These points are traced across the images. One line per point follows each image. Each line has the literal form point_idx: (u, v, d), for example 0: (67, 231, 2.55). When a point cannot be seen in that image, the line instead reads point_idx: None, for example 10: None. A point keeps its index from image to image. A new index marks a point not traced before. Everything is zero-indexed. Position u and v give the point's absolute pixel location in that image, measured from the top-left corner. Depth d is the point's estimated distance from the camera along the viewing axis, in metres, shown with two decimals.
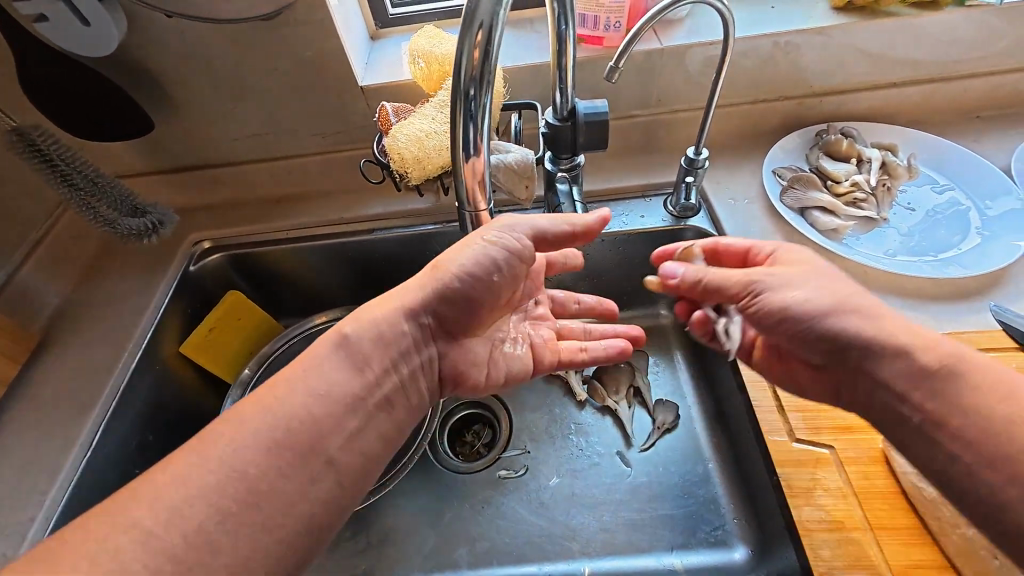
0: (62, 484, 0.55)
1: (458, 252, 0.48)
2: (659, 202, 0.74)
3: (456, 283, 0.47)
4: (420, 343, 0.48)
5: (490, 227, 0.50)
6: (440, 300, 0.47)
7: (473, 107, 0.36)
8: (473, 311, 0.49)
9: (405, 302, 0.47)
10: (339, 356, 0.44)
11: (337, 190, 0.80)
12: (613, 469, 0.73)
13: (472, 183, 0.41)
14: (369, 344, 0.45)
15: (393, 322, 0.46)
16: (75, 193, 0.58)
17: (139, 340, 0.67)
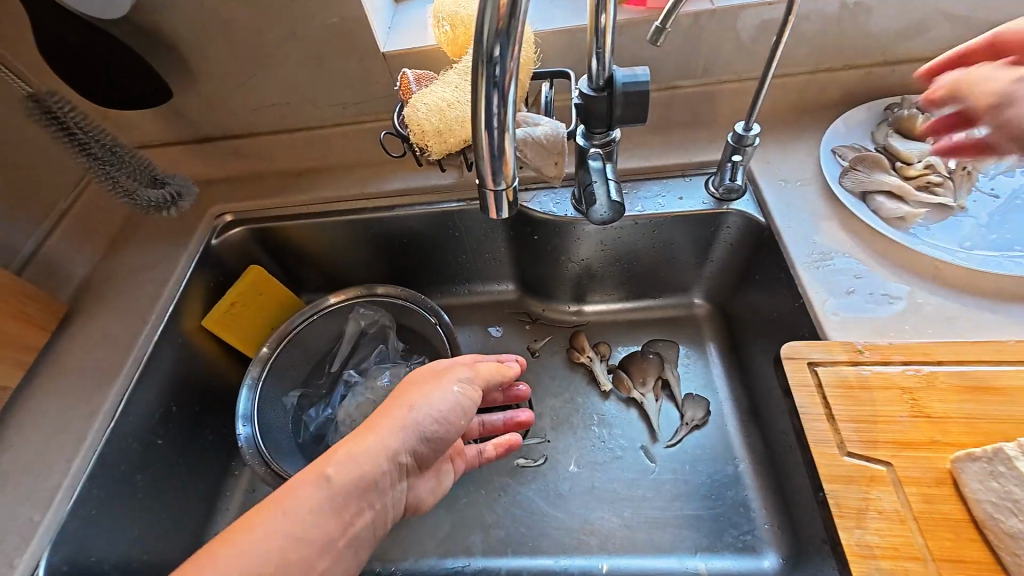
0: (87, 453, 0.56)
1: (432, 398, 0.47)
2: (700, 182, 0.68)
3: (432, 429, 0.46)
4: (392, 483, 0.45)
5: (456, 373, 0.51)
6: (420, 441, 0.46)
7: (499, 72, 0.31)
8: (437, 453, 0.48)
9: (387, 448, 0.43)
10: (323, 505, 0.40)
11: (359, 164, 0.77)
12: (637, 464, 0.70)
13: (499, 165, 0.36)
14: (350, 485, 0.41)
15: (374, 466, 0.43)
16: (94, 162, 0.56)
17: (162, 312, 0.66)
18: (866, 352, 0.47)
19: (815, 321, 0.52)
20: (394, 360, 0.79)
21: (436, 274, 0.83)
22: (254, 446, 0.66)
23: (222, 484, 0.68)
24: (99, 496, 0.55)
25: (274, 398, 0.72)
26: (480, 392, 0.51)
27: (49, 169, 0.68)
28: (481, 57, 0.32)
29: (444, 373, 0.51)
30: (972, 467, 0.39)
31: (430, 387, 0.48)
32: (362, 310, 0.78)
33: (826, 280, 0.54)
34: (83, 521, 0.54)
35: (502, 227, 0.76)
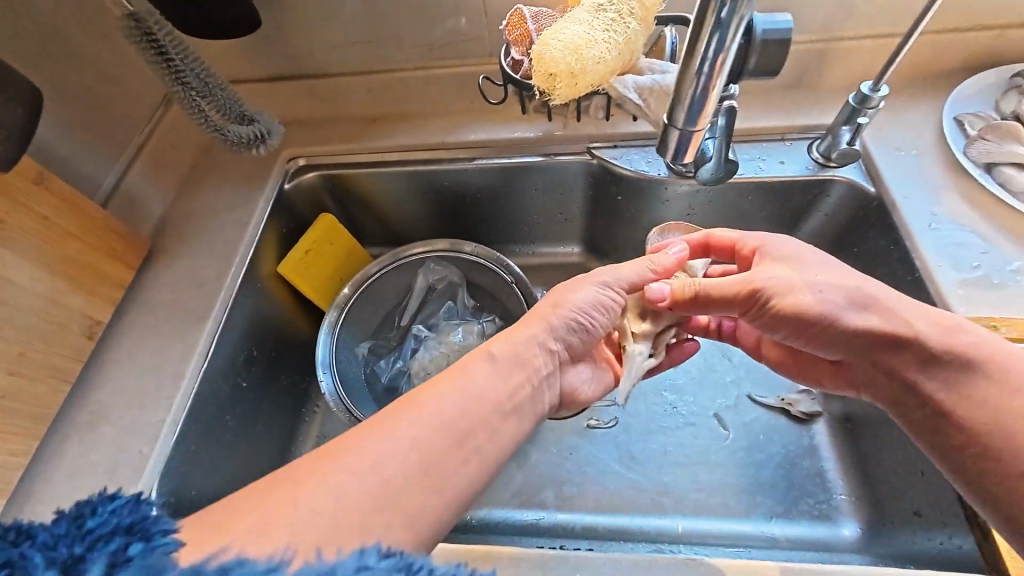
0: (184, 391, 0.56)
1: (579, 291, 0.50)
2: (803, 147, 0.65)
3: (581, 320, 0.50)
4: (550, 372, 0.49)
5: (601, 276, 0.51)
6: (567, 331, 0.50)
7: (726, 14, 0.35)
8: (586, 343, 0.52)
9: (535, 339, 0.48)
10: (455, 403, 0.41)
11: (436, 111, 0.74)
12: (710, 431, 0.70)
13: (701, 106, 0.41)
14: (514, 357, 0.46)
15: (530, 351, 0.47)
16: (187, 93, 0.55)
17: (243, 255, 0.65)
18: (1002, 329, 0.46)
19: (935, 295, 0.51)
20: (464, 316, 0.76)
21: (501, 233, 0.80)
22: (335, 393, 0.66)
23: (298, 430, 0.69)
24: (197, 433, 0.56)
25: (347, 347, 0.70)
26: (629, 284, 0.52)
27: (126, 101, 0.65)
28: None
29: (582, 278, 0.51)
30: None
31: (570, 286, 0.51)
32: (433, 265, 0.75)
33: (950, 254, 0.52)
34: (184, 456, 0.54)
35: (582, 186, 0.72)
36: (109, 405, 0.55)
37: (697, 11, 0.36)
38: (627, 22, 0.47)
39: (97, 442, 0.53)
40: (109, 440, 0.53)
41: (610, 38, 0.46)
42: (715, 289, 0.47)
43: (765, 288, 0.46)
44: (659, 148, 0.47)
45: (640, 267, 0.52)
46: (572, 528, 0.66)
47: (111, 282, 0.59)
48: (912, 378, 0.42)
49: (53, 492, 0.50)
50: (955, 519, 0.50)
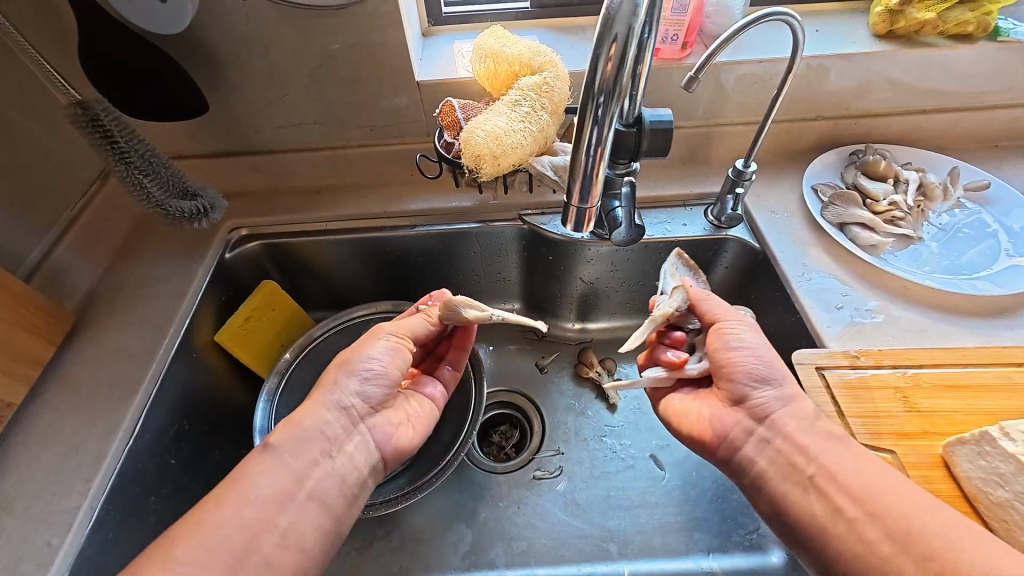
0: (106, 472, 0.53)
1: (370, 347, 0.55)
2: (700, 212, 0.76)
3: (367, 373, 0.54)
4: (349, 431, 0.52)
5: (384, 328, 0.58)
6: (362, 382, 0.54)
7: (601, 112, 0.44)
8: (386, 392, 0.55)
9: (323, 399, 0.52)
10: (270, 464, 0.46)
11: (380, 183, 0.79)
12: (648, 472, 0.74)
13: (587, 184, 0.48)
14: (292, 440, 0.49)
15: (314, 414, 0.50)
16: (130, 171, 0.56)
17: (180, 325, 0.65)
18: (862, 357, 0.54)
19: (812, 333, 0.60)
20: None
21: (445, 294, 0.85)
22: None
23: None
24: (118, 519, 0.52)
25: (289, 415, 0.69)
26: (407, 338, 0.58)
27: (62, 177, 0.66)
28: (589, 99, 0.44)
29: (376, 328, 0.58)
30: (961, 450, 0.45)
31: (364, 340, 0.56)
32: (377, 326, 0.77)
33: (818, 297, 0.63)
34: (100, 545, 0.50)
35: (516, 248, 0.80)
36: (15, 495, 0.51)
37: (579, 107, 0.44)
38: (540, 114, 0.56)
39: None
40: (13, 534, 0.49)
41: (526, 129, 0.54)
42: (709, 305, 0.56)
43: (736, 322, 0.54)
44: (562, 219, 0.54)
45: (417, 321, 0.61)
46: None
47: (30, 359, 0.57)
48: (795, 448, 0.47)
49: None
50: None
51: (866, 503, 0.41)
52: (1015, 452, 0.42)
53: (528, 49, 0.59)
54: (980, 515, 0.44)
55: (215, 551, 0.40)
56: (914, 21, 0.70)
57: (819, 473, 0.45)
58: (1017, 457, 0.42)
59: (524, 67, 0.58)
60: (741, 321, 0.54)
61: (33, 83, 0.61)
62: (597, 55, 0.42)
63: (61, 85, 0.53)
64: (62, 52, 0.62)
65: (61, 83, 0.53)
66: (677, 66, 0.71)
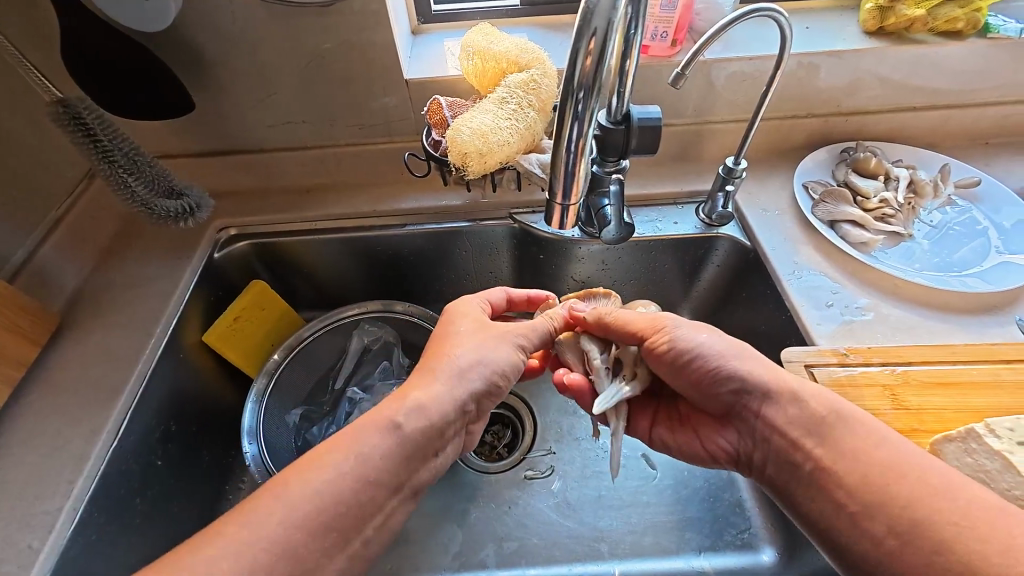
0: (89, 474, 0.52)
1: (485, 348, 0.51)
2: (691, 210, 0.76)
3: (491, 378, 0.51)
4: (457, 432, 0.49)
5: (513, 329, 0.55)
6: (481, 391, 0.50)
7: (582, 108, 0.43)
8: (494, 398, 0.53)
9: (454, 396, 0.48)
10: (395, 449, 0.43)
11: (370, 183, 0.79)
12: (639, 472, 0.74)
13: (570, 181, 0.48)
14: (420, 432, 0.45)
15: (446, 409, 0.47)
16: (113, 170, 0.56)
17: (167, 325, 0.64)
18: (851, 355, 0.54)
19: (802, 331, 0.60)
20: (400, 376, 0.79)
21: (438, 293, 0.85)
22: (263, 464, 0.64)
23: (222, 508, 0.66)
24: (100, 521, 0.52)
25: (279, 415, 0.70)
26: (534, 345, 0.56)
27: (46, 177, 0.65)
28: (570, 95, 0.43)
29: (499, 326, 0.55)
30: (949, 448, 0.45)
31: (492, 338, 0.53)
32: (368, 326, 0.78)
33: (808, 295, 0.63)
34: (82, 547, 0.50)
35: (508, 247, 0.79)
36: None
37: (560, 103, 0.44)
38: (527, 111, 0.55)
39: None
40: None
41: (513, 126, 0.54)
42: (624, 319, 0.55)
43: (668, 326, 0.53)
44: (546, 218, 0.54)
45: (543, 325, 0.58)
46: None
47: (14, 359, 0.56)
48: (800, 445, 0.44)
49: None
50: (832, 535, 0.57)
51: (865, 495, 0.39)
52: (1000, 449, 0.41)
53: (515, 47, 0.58)
54: None
55: (301, 529, 0.37)
56: (904, 18, 0.70)
57: (816, 466, 0.43)
58: (1003, 454, 0.41)
59: (511, 65, 0.58)
60: (673, 322, 0.53)
61: (15, 82, 0.61)
62: (578, 49, 0.41)
63: (40, 82, 0.52)
64: (45, 51, 0.62)
65: (40, 81, 0.52)
66: (667, 64, 0.70)
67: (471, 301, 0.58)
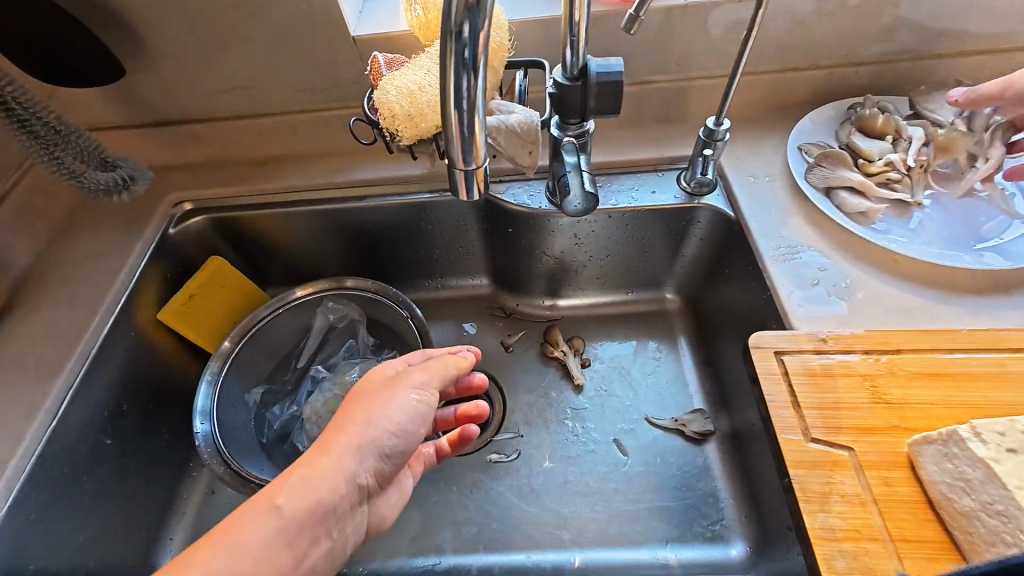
0: (24, 454, 0.52)
1: (384, 409, 0.47)
2: (672, 177, 0.69)
3: (391, 443, 0.46)
4: (353, 506, 0.45)
5: (413, 382, 0.50)
6: (380, 458, 0.46)
7: (468, 50, 0.33)
8: (398, 466, 0.48)
9: (344, 470, 0.43)
10: (273, 535, 0.39)
11: (328, 153, 0.75)
12: (609, 457, 0.70)
13: (469, 146, 0.37)
14: (307, 514, 0.41)
15: (333, 489, 0.42)
16: (36, 139, 0.53)
17: (113, 304, 0.63)
18: (830, 341, 0.48)
19: (781, 312, 0.54)
20: (364, 355, 0.77)
21: (407, 269, 0.82)
22: (212, 443, 0.63)
23: (180, 485, 0.66)
24: (38, 500, 0.52)
25: (236, 392, 0.69)
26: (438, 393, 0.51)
27: None
28: (450, 34, 0.33)
29: (400, 378, 0.51)
30: (927, 451, 0.40)
31: (387, 395, 0.48)
32: (330, 303, 0.75)
33: (792, 273, 0.56)
34: (18, 526, 0.50)
35: (475, 220, 0.75)
36: None
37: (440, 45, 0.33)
38: None
39: None
40: None
41: None
42: None
43: None
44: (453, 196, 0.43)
45: (445, 369, 0.53)
46: (469, 570, 0.64)
47: None
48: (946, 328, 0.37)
49: None
50: (789, 534, 0.55)
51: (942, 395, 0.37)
52: (985, 457, 0.36)
53: None
54: (942, 524, 0.39)
55: None
56: None
57: None
58: (986, 463, 0.36)
59: None
60: None
61: None
62: None
63: None
64: None
65: None
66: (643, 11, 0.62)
67: (386, 363, 0.54)
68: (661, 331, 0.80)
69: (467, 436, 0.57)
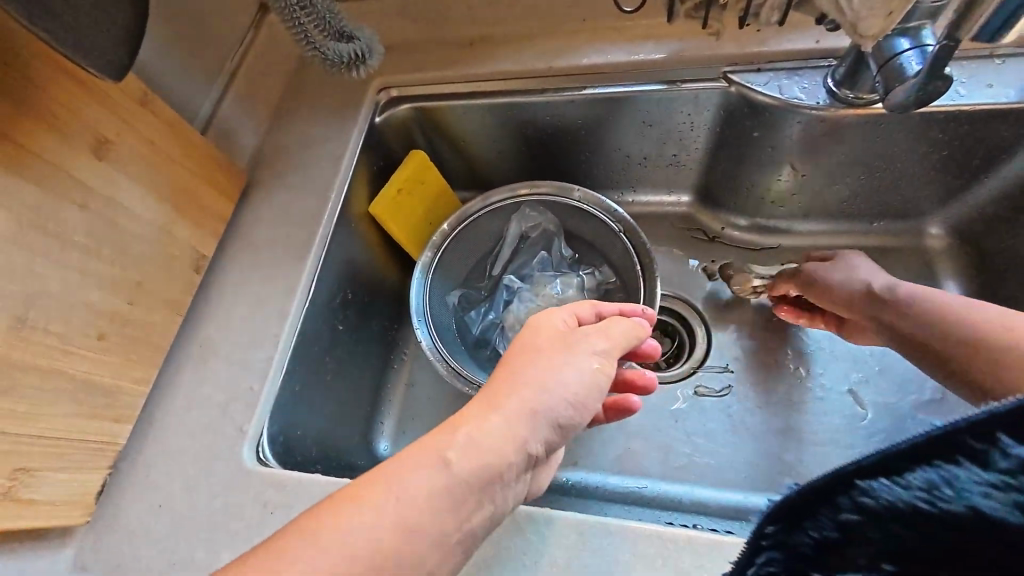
0: (288, 330, 0.55)
1: (558, 371, 0.40)
2: (1020, 66, 0.52)
3: (566, 415, 0.39)
4: (518, 476, 0.38)
5: (587, 343, 0.42)
6: (552, 429, 0.39)
7: None
8: (563, 439, 0.41)
9: (516, 436, 0.37)
10: (444, 493, 0.33)
11: (544, 31, 0.64)
12: (842, 409, 0.62)
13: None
14: (475, 476, 0.34)
15: (504, 454, 0.36)
16: (286, 2, 0.49)
17: (340, 193, 0.62)
18: None
19: None
20: (560, 269, 0.71)
21: (605, 176, 0.72)
22: (432, 342, 0.63)
23: (387, 376, 0.67)
24: (302, 374, 0.55)
25: (440, 295, 0.68)
26: (615, 364, 0.43)
27: (220, 22, 0.62)
28: None
29: (571, 340, 0.43)
30: None
31: (561, 352, 0.41)
32: (529, 210, 0.69)
33: None
34: (289, 395, 0.53)
35: (710, 119, 0.62)
36: (218, 339, 0.55)
37: None
38: None
39: (209, 377, 0.53)
40: (220, 374, 0.53)
41: None
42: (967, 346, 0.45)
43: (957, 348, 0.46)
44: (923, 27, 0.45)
45: (627, 328, 0.45)
46: (679, 502, 0.60)
47: (215, 213, 0.58)
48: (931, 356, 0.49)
49: (170, 423, 0.51)
50: None
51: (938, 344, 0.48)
52: None
53: None
54: None
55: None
56: None
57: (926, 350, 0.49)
58: None
59: None
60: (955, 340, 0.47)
61: None
62: None
63: None
64: None
65: None
66: None
67: (552, 314, 0.46)
68: (917, 272, 0.66)
69: (645, 384, 0.51)
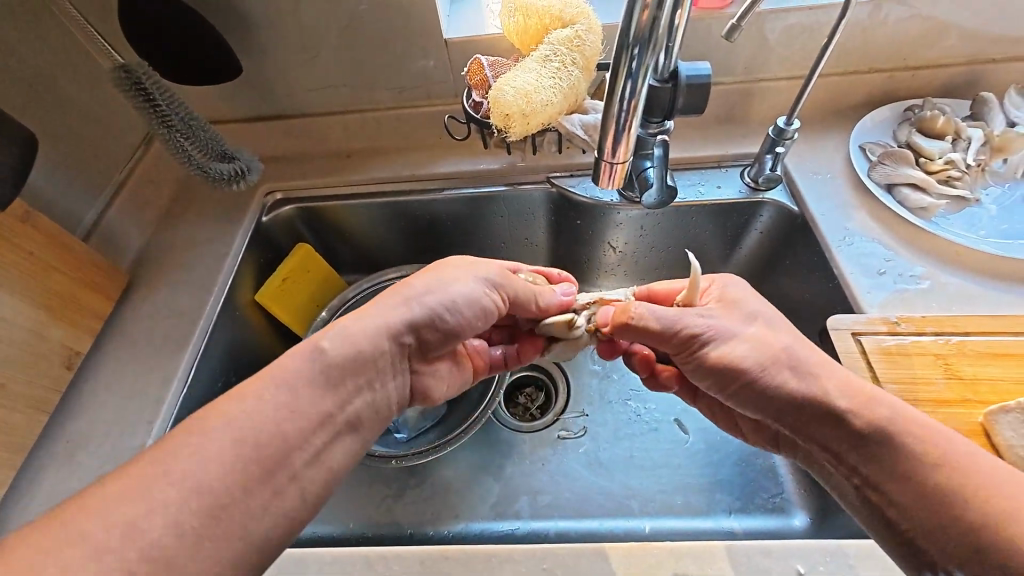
0: (164, 417, 0.58)
1: (448, 282, 0.50)
2: (736, 173, 0.73)
3: (443, 317, 0.49)
4: (393, 367, 0.47)
5: (484, 270, 0.53)
6: (428, 327, 0.48)
7: (636, 65, 0.44)
8: (443, 342, 0.51)
9: (391, 322, 0.46)
10: (314, 373, 0.40)
11: (407, 147, 0.80)
12: (672, 436, 0.75)
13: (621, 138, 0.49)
14: (348, 361, 0.42)
15: (375, 340, 0.44)
16: (171, 134, 0.59)
17: (223, 285, 0.68)
18: (902, 324, 0.54)
19: (851, 300, 0.59)
20: None
21: None
22: None
23: None
24: None
25: None
26: (502, 295, 0.54)
27: (110, 143, 0.70)
28: (625, 48, 0.43)
29: (475, 266, 0.53)
30: (1004, 419, 0.46)
31: (460, 273, 0.52)
32: None
33: (859, 263, 0.61)
34: None
35: (544, 212, 0.78)
36: (87, 433, 0.56)
37: (614, 58, 0.45)
38: (571, 70, 0.54)
39: (75, 472, 0.54)
40: (88, 467, 0.54)
41: (556, 85, 0.53)
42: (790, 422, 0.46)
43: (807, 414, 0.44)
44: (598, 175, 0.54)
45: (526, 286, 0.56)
46: (545, 534, 0.68)
47: (92, 313, 0.62)
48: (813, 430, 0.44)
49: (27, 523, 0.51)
50: None
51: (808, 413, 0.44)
52: None
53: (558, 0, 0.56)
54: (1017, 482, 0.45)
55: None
56: None
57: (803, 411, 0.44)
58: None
59: (555, 21, 0.56)
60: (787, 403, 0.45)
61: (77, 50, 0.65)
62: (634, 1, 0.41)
63: (106, 51, 0.56)
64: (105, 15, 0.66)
65: (106, 49, 0.56)
66: (724, 17, 0.66)
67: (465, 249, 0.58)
68: None
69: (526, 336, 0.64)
